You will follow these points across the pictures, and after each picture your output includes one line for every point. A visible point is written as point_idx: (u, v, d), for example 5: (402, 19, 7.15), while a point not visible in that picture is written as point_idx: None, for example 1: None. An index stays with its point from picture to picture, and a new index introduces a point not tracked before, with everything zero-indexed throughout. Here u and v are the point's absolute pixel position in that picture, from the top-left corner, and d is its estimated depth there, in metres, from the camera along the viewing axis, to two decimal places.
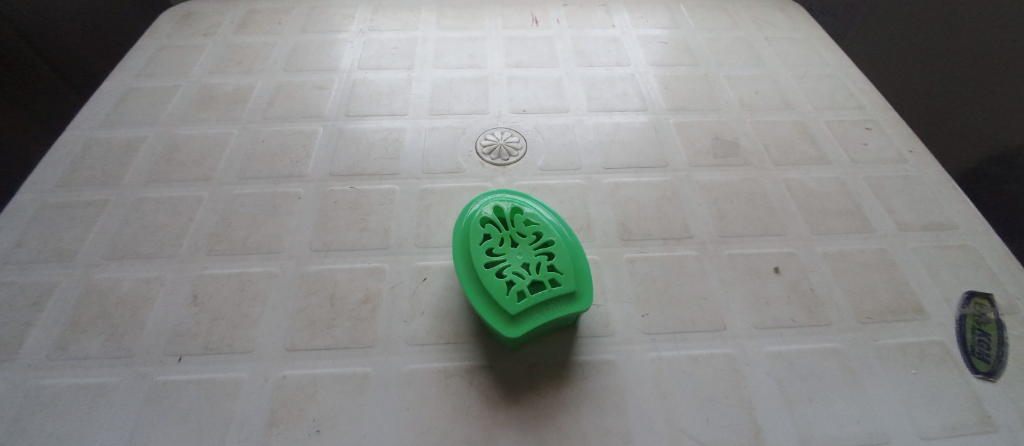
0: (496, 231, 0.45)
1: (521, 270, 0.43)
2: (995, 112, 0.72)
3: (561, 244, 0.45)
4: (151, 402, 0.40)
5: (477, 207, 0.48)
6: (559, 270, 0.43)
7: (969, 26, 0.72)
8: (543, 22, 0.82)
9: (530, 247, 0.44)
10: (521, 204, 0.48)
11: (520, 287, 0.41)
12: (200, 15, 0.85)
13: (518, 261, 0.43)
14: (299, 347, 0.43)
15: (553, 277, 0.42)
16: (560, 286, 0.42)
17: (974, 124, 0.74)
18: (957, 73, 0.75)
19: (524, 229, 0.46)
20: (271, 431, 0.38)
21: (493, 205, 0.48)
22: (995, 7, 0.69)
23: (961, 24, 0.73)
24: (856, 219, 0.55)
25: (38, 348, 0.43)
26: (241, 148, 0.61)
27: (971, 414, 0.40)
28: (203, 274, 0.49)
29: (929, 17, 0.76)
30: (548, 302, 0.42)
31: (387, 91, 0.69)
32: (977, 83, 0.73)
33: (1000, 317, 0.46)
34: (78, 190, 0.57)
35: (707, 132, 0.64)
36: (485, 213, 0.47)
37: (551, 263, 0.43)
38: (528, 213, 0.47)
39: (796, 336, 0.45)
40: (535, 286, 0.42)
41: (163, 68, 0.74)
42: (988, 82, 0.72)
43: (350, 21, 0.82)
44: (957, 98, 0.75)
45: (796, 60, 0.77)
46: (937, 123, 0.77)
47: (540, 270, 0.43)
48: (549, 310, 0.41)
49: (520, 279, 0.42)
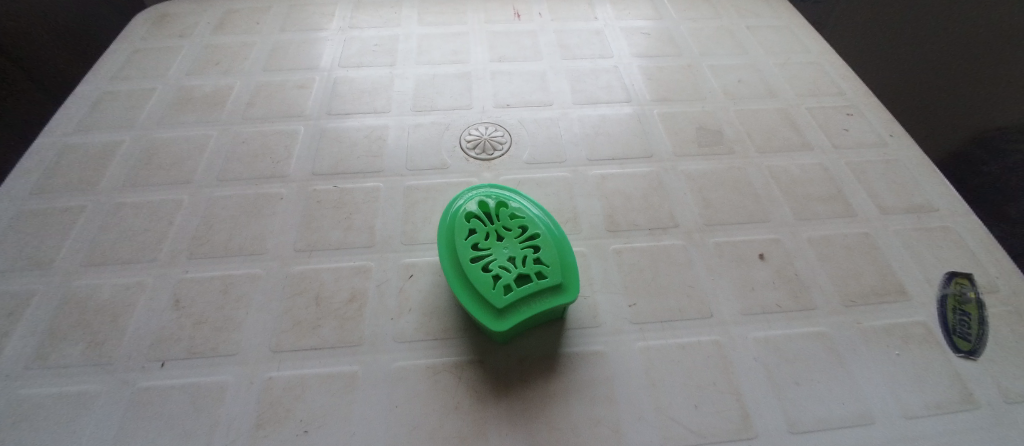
0: (481, 226, 0.45)
1: (507, 264, 0.42)
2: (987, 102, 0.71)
3: (547, 237, 0.44)
4: (134, 408, 0.39)
5: (462, 203, 0.47)
6: (545, 262, 0.43)
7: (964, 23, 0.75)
8: (526, 16, 0.82)
9: (515, 240, 0.44)
10: (507, 199, 0.48)
11: (507, 281, 0.41)
12: (176, 16, 0.83)
13: (504, 255, 0.43)
14: (285, 348, 0.43)
15: (540, 270, 0.42)
16: (547, 278, 0.42)
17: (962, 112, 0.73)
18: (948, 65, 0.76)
19: (510, 223, 0.46)
20: (258, 433, 0.38)
21: (478, 200, 0.47)
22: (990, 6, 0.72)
23: (957, 21, 0.75)
24: (839, 204, 0.56)
25: (17, 358, 0.43)
26: (222, 149, 0.60)
27: (954, 392, 0.41)
28: (185, 278, 0.48)
29: (925, 15, 0.79)
30: (534, 295, 0.41)
31: (369, 88, 0.68)
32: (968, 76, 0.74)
33: (979, 296, 0.47)
34: (54, 196, 0.55)
35: (691, 121, 0.65)
36: (471, 208, 0.47)
37: (538, 256, 0.43)
38: (513, 208, 0.47)
39: (782, 321, 0.46)
40: (522, 279, 0.42)
41: (139, 70, 0.72)
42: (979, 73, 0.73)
43: (330, 18, 0.81)
44: (947, 88, 0.75)
45: (778, 48, 0.77)
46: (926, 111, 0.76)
47: (526, 263, 0.42)
48: (535, 303, 0.41)
49: (507, 273, 0.42)
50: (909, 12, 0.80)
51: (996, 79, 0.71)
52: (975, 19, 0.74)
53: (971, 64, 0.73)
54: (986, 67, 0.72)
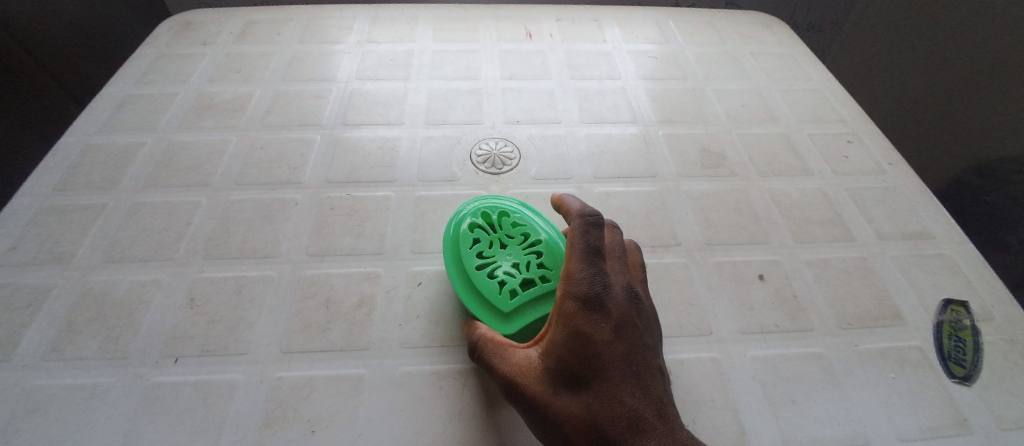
0: (484, 234, 0.47)
1: (511, 270, 0.44)
2: (976, 114, 0.90)
3: (548, 242, 0.46)
4: (146, 402, 0.40)
5: (466, 213, 0.49)
6: (548, 267, 0.44)
7: (962, 38, 0.89)
8: (537, 36, 0.85)
9: (518, 247, 0.46)
10: (508, 208, 0.49)
11: (512, 286, 0.43)
12: (200, 24, 0.86)
13: (508, 261, 0.45)
14: (294, 349, 0.44)
15: (542, 274, 0.43)
16: (549, 282, 0.43)
17: (960, 121, 0.93)
18: (953, 76, 0.92)
19: (512, 231, 0.47)
20: (266, 430, 0.39)
21: (481, 211, 0.49)
22: (981, 26, 0.86)
23: (954, 36, 0.90)
24: (837, 228, 0.57)
25: (34, 349, 0.44)
26: (239, 154, 0.62)
27: (949, 417, 0.42)
28: (200, 277, 0.49)
29: (928, 26, 0.94)
30: (540, 297, 0.43)
31: (384, 101, 0.70)
32: (967, 88, 0.90)
33: (975, 323, 0.48)
34: (76, 194, 0.57)
35: (694, 144, 0.66)
36: (474, 218, 0.48)
37: (540, 261, 0.45)
38: (514, 216, 0.49)
39: (779, 341, 0.47)
40: (527, 284, 0.43)
41: (162, 76, 0.75)
42: (974, 86, 0.89)
43: (347, 32, 0.84)
44: (952, 97, 0.93)
45: (780, 74, 0.80)
46: (937, 125, 0.97)
47: (530, 268, 0.44)
48: (542, 306, 0.42)
49: (511, 278, 0.43)
50: (911, 20, 0.97)
51: (994, 88, 0.85)
52: (970, 29, 0.87)
53: (970, 71, 0.89)
54: (988, 74, 0.86)
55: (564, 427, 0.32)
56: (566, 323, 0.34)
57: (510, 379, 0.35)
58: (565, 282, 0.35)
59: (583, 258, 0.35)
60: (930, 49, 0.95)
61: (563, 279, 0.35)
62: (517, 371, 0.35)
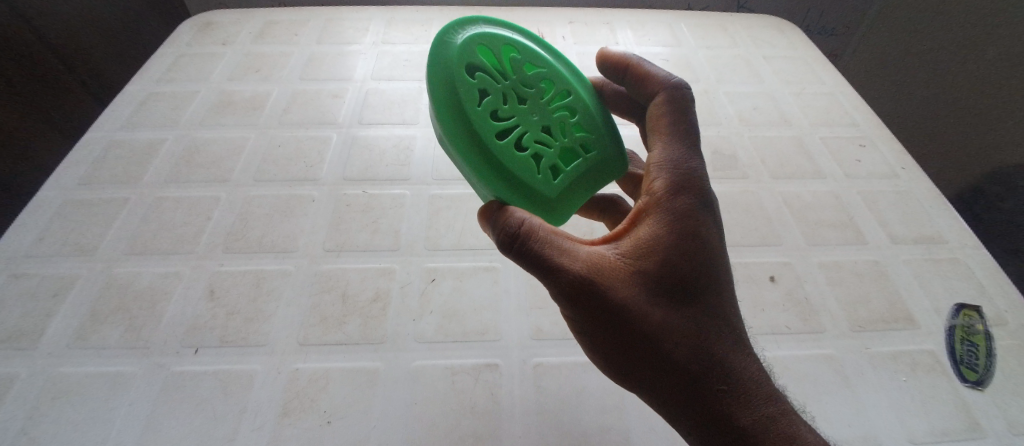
0: (491, 83, 0.36)
1: (543, 138, 0.37)
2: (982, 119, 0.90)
3: (576, 96, 0.40)
4: (167, 391, 0.41)
5: (447, 58, 0.35)
6: (586, 130, 0.39)
7: (966, 43, 0.91)
8: (550, 38, 0.85)
9: (541, 101, 0.38)
10: (514, 43, 0.39)
11: (552, 163, 0.36)
12: (220, 24, 0.88)
13: (537, 124, 0.37)
14: (311, 342, 0.45)
15: (582, 143, 0.38)
16: (592, 153, 0.38)
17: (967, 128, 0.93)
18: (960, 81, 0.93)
19: (530, 79, 0.38)
20: (284, 420, 0.40)
21: (466, 53, 0.36)
22: (985, 32, 0.87)
23: (959, 42, 0.92)
24: (849, 231, 0.57)
25: (60, 337, 0.45)
26: (258, 151, 0.64)
27: (961, 421, 0.42)
28: (220, 270, 0.51)
29: (932, 33, 0.97)
30: (584, 172, 0.38)
31: (399, 100, 0.72)
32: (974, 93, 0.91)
33: (988, 328, 0.48)
34: (100, 188, 0.59)
35: (706, 146, 0.67)
36: (464, 66, 0.35)
37: (575, 121, 0.39)
38: (523, 56, 0.39)
39: (791, 342, 0.47)
40: (567, 153, 0.38)
41: (184, 74, 0.77)
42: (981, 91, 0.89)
43: (364, 33, 0.86)
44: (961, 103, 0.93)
45: (793, 78, 0.80)
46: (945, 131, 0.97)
47: (567, 134, 0.38)
48: (586, 183, 0.38)
49: (546, 150, 0.36)
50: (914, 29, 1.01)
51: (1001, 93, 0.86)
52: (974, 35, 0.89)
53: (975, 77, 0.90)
54: (993, 81, 0.87)
55: (663, 338, 0.30)
56: (674, 221, 0.32)
57: (588, 278, 0.30)
58: (669, 152, 0.35)
59: (686, 132, 0.35)
60: (935, 55, 0.97)
61: (667, 147, 0.35)
62: (592, 269, 0.30)
